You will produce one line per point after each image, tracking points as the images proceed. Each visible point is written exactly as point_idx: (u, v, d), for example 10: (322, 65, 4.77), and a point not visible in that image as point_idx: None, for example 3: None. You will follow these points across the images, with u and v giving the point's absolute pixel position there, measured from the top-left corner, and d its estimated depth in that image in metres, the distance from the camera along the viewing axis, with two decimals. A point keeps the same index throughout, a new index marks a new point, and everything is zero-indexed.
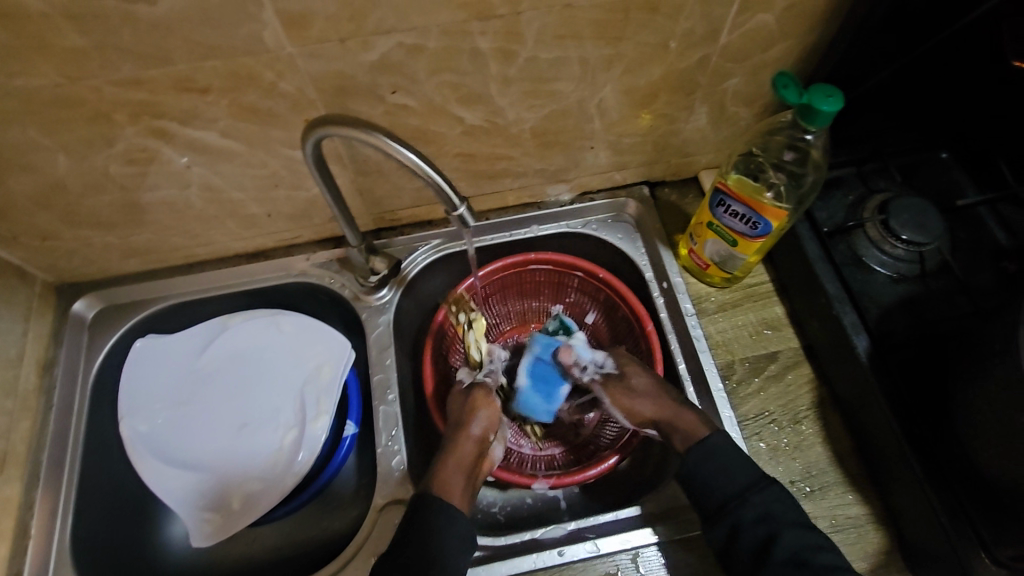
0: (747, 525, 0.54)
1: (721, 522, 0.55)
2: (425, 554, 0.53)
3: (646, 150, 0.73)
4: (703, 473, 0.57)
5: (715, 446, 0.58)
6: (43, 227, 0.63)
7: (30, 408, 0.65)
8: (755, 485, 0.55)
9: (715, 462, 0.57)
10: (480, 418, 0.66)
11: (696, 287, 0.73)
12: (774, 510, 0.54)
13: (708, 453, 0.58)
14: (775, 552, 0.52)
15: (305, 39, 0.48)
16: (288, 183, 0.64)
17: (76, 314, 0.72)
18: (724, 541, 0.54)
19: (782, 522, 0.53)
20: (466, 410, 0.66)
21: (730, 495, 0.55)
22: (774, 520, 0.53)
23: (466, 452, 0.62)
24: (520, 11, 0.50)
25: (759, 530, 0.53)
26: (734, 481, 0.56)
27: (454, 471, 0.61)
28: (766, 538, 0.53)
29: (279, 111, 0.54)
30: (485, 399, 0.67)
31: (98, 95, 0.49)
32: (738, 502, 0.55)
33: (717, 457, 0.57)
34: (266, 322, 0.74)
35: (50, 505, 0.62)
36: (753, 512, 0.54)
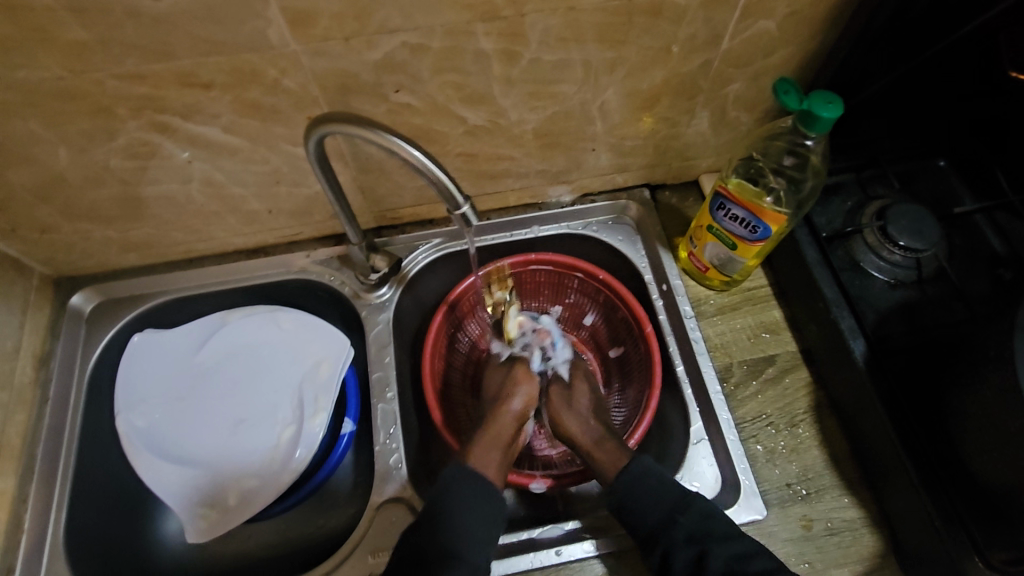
0: (679, 547, 0.55)
1: (656, 546, 0.55)
2: (440, 536, 0.55)
3: (647, 153, 0.73)
4: (632, 497, 0.58)
5: (637, 472, 0.59)
6: (42, 220, 0.63)
7: (26, 401, 0.65)
8: (682, 505, 0.56)
9: (638, 488, 0.58)
10: (519, 397, 0.67)
11: (695, 290, 0.73)
12: (701, 530, 0.55)
13: (630, 480, 0.59)
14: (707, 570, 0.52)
15: (310, 37, 0.48)
16: (289, 179, 0.64)
17: (74, 307, 0.71)
18: (660, 565, 0.55)
19: (711, 540, 0.54)
20: (507, 385, 0.68)
21: (660, 519, 0.56)
22: (704, 538, 0.54)
23: (506, 429, 0.65)
24: (524, 13, 0.50)
25: (693, 549, 0.54)
26: (661, 502, 0.57)
27: (490, 445, 0.63)
28: (697, 559, 0.54)
29: (282, 108, 0.54)
30: (526, 376, 0.69)
31: (101, 89, 0.49)
32: (666, 525, 0.56)
33: (634, 484, 0.58)
34: (266, 318, 0.74)
35: (44, 499, 0.62)
36: (684, 534, 0.55)
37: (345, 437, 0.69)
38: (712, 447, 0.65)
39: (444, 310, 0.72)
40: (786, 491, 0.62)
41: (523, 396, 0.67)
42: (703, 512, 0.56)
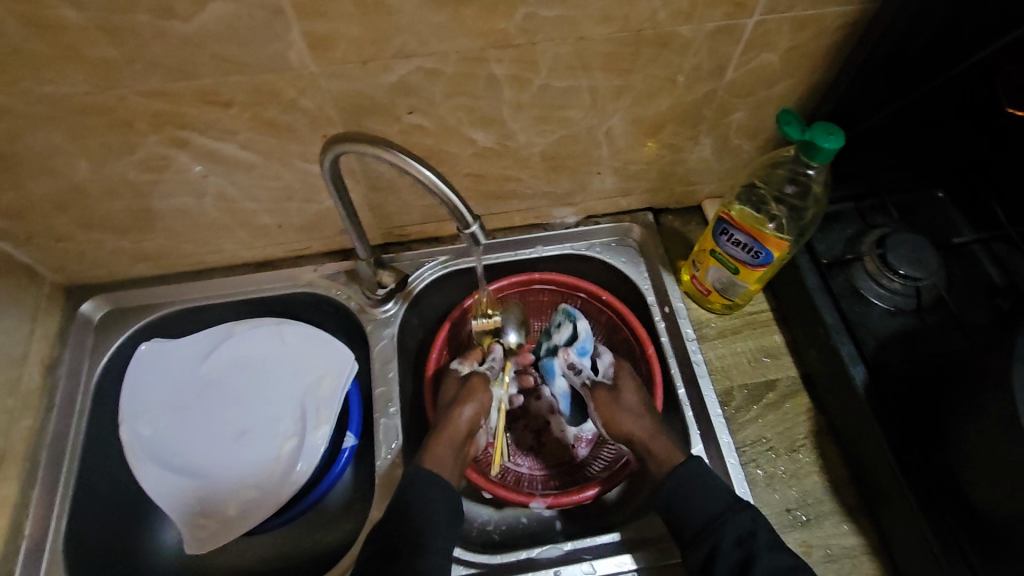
0: (728, 547, 0.55)
1: (703, 545, 0.56)
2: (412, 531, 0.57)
3: (651, 177, 0.75)
4: (680, 498, 0.58)
5: (690, 471, 0.60)
6: (57, 229, 0.64)
7: (31, 408, 0.65)
8: (734, 506, 0.57)
9: (690, 487, 0.59)
10: (472, 406, 0.67)
11: (697, 313, 0.74)
12: (750, 532, 0.55)
13: (678, 481, 0.59)
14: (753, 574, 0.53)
15: (329, 60, 0.50)
16: (301, 195, 0.65)
17: (83, 315, 0.72)
18: (702, 566, 0.56)
19: (759, 546, 0.54)
20: (462, 393, 0.68)
21: (710, 519, 0.57)
22: (750, 541, 0.55)
23: (456, 431, 0.65)
24: (536, 41, 0.52)
25: (740, 552, 0.55)
26: (715, 500, 0.58)
27: (444, 448, 0.64)
28: (743, 559, 0.54)
29: (298, 127, 0.56)
30: (479, 386, 0.69)
31: (125, 104, 0.51)
32: (715, 524, 0.56)
33: (687, 482, 0.59)
34: (271, 330, 0.75)
35: (46, 505, 0.62)
36: (732, 536, 0.55)
37: (346, 451, 0.69)
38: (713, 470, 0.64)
39: (449, 324, 0.74)
40: (785, 516, 0.62)
41: (477, 405, 0.67)
42: (754, 514, 0.57)
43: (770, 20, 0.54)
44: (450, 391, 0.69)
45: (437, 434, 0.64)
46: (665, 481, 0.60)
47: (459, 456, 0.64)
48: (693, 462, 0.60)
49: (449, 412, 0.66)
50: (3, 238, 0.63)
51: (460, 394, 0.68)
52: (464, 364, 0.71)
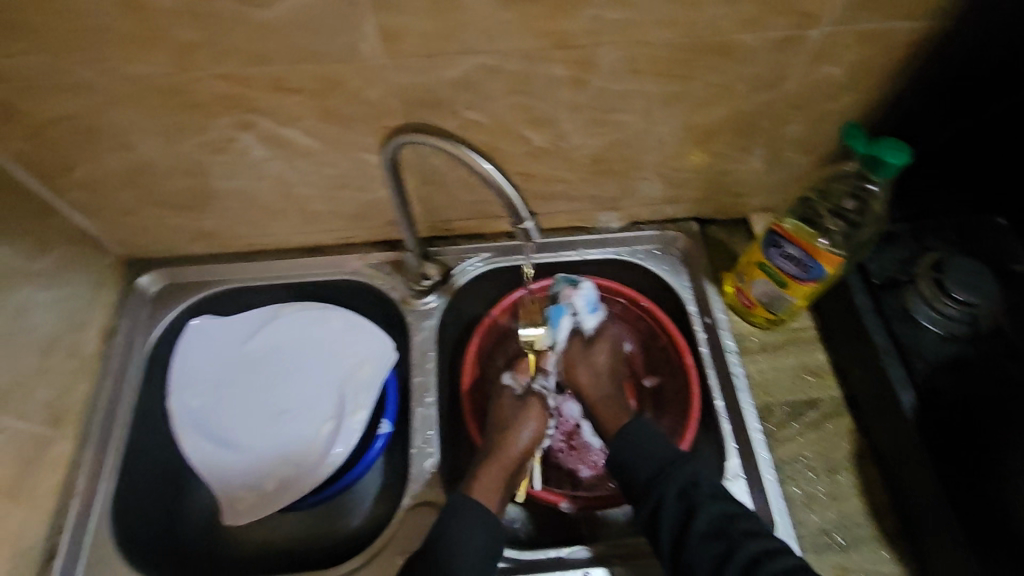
0: (670, 500, 0.56)
1: (648, 498, 0.57)
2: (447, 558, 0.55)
3: (700, 186, 0.74)
4: (629, 456, 0.60)
5: (640, 428, 0.62)
6: (125, 203, 0.67)
7: (88, 371, 0.68)
8: (680, 459, 0.58)
9: (636, 445, 0.60)
10: (529, 428, 0.66)
11: (739, 325, 0.73)
12: (692, 485, 0.56)
13: (622, 441, 0.61)
14: (696, 526, 0.54)
15: (396, 53, 0.51)
16: (354, 184, 0.67)
17: (141, 287, 0.76)
18: (649, 520, 0.56)
19: (700, 498, 0.55)
20: (519, 416, 0.68)
21: (653, 473, 0.58)
22: (693, 495, 0.56)
23: (512, 454, 0.64)
24: (598, 43, 0.52)
25: (683, 503, 0.55)
26: (655, 456, 0.59)
27: (494, 473, 0.63)
28: (687, 512, 0.55)
29: (360, 116, 0.57)
30: (537, 409, 0.69)
31: (200, 86, 0.53)
32: (660, 478, 0.57)
33: (631, 440, 0.61)
34: (316, 315, 0.77)
35: (98, 465, 0.64)
36: (676, 488, 0.56)
37: (381, 437, 0.70)
38: (749, 485, 0.63)
39: (486, 324, 0.74)
40: (823, 539, 0.60)
41: (535, 428, 0.67)
42: (697, 468, 0.58)
43: (837, 33, 0.54)
44: (503, 414, 0.68)
45: (495, 456, 0.64)
46: (611, 445, 0.62)
47: (513, 481, 0.64)
48: (638, 421, 0.62)
49: (505, 436, 0.66)
50: (75, 208, 0.67)
51: (517, 415, 0.68)
52: (516, 380, 0.72)
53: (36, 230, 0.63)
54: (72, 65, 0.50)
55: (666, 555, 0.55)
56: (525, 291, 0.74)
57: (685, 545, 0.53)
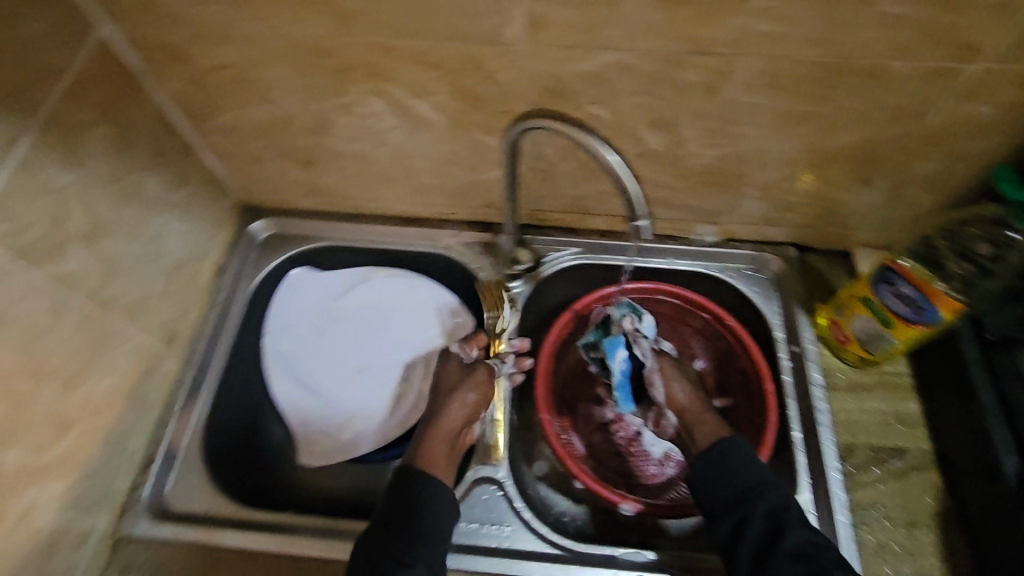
0: (756, 519, 0.56)
1: (733, 514, 0.58)
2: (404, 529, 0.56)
3: (806, 212, 0.72)
4: (711, 472, 0.61)
5: (733, 446, 0.62)
6: (255, 152, 0.72)
7: (199, 302, 0.74)
8: (770, 485, 0.58)
9: (721, 462, 0.61)
10: (465, 397, 0.67)
11: (827, 359, 0.71)
12: (780, 508, 0.57)
13: (709, 460, 0.62)
14: (783, 544, 0.54)
15: (539, 40, 0.53)
16: (466, 163, 0.69)
17: (252, 232, 0.81)
18: (730, 535, 0.57)
19: (789, 521, 0.56)
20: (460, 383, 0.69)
21: (742, 492, 0.58)
22: (782, 516, 0.56)
23: (445, 428, 0.65)
24: (739, 53, 0.52)
25: (769, 524, 0.56)
26: (743, 477, 0.59)
27: (437, 442, 0.64)
28: (772, 531, 0.55)
29: (488, 97, 0.60)
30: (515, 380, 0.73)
31: (350, 52, 0.57)
32: (745, 496, 0.58)
33: (721, 460, 0.61)
34: (405, 283, 0.80)
35: (196, 386, 0.70)
36: (764, 508, 0.57)
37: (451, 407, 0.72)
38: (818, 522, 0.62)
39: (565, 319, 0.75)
40: None
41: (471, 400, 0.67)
42: (787, 496, 0.58)
43: (996, 71, 0.51)
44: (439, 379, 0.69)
45: (434, 428, 0.65)
46: (697, 462, 0.62)
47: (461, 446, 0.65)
48: (731, 441, 0.62)
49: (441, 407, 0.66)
50: (212, 150, 0.72)
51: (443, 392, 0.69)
52: (464, 350, 0.75)
53: (177, 165, 0.68)
54: (243, 19, 0.55)
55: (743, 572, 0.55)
56: (617, 290, 0.76)
57: (768, 561, 0.54)
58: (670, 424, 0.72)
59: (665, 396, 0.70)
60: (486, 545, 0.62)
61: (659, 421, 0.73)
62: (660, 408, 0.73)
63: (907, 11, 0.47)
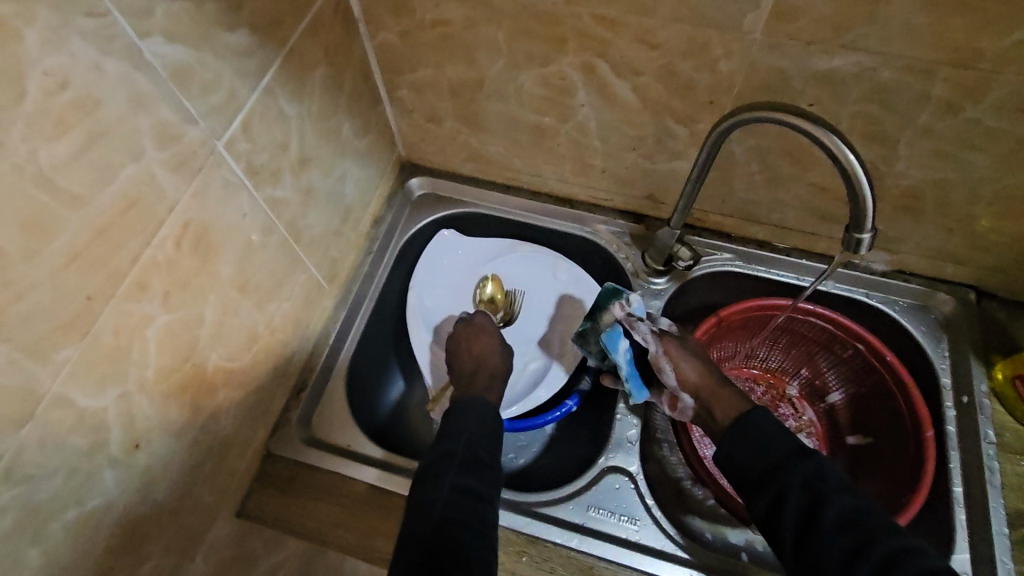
0: (794, 490, 0.52)
1: (769, 489, 0.53)
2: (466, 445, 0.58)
3: (1001, 255, 0.67)
4: (737, 447, 0.56)
5: (757, 417, 0.57)
6: (436, 111, 0.74)
7: (357, 247, 0.77)
8: (799, 453, 0.54)
9: (749, 435, 0.56)
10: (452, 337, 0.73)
11: (999, 416, 0.65)
12: (816, 477, 0.52)
13: (736, 435, 0.56)
14: (826, 517, 0.50)
15: (778, 33, 0.51)
16: (645, 150, 0.69)
17: (409, 188, 0.84)
18: (768, 512, 0.53)
19: (827, 490, 0.51)
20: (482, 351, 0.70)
21: (773, 464, 0.54)
22: (821, 487, 0.51)
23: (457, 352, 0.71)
24: (1001, 72, 0.48)
25: (809, 495, 0.51)
26: (771, 446, 0.55)
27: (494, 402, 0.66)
28: (812, 503, 0.51)
29: (698, 86, 0.58)
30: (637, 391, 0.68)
31: (571, 22, 0.57)
32: (782, 467, 0.53)
33: (748, 434, 0.56)
34: (548, 261, 0.80)
35: (346, 326, 0.73)
36: (801, 478, 0.52)
37: (580, 392, 0.71)
38: None
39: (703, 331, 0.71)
40: None
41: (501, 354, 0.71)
42: (818, 461, 0.53)
43: None
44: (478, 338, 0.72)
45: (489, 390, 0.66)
46: (722, 441, 0.57)
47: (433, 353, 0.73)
48: (753, 414, 0.57)
49: (469, 348, 0.71)
50: (395, 104, 0.75)
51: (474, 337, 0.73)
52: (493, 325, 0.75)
53: (365, 113, 0.71)
54: None
55: (789, 547, 0.51)
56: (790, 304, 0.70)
57: (814, 534, 0.50)
58: (686, 404, 0.64)
59: (676, 376, 0.64)
60: (612, 533, 0.62)
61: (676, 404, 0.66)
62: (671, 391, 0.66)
63: None
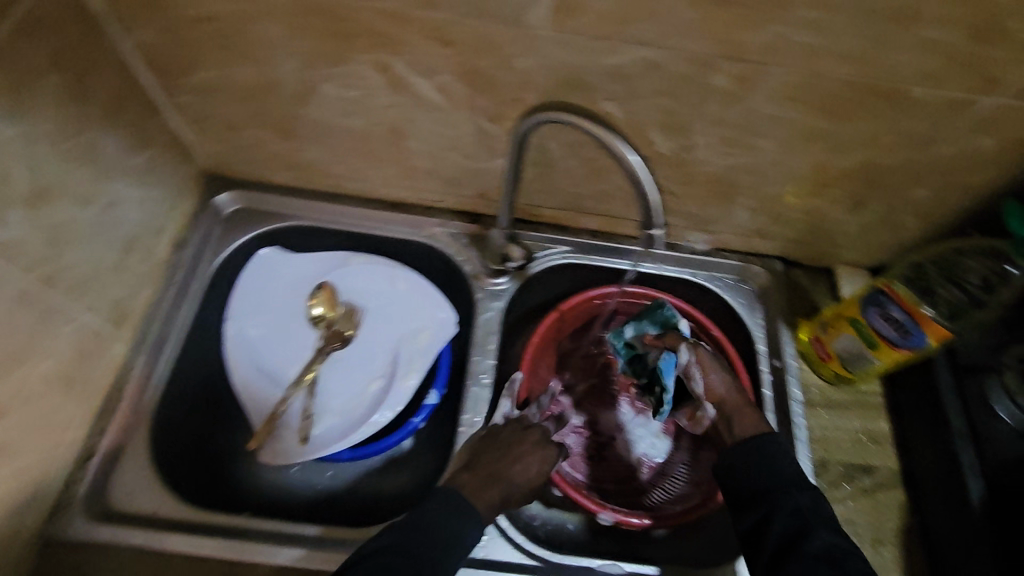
0: (783, 514, 0.55)
1: (758, 509, 0.56)
2: (414, 531, 0.53)
3: (799, 228, 0.72)
4: (739, 467, 0.59)
5: (771, 445, 0.59)
6: (230, 118, 0.65)
7: (154, 279, 0.67)
8: (798, 484, 0.56)
9: (755, 460, 0.58)
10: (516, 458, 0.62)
11: (806, 376, 0.72)
12: (809, 509, 0.55)
13: (746, 452, 0.59)
14: (806, 546, 0.52)
15: (564, 27, 0.49)
16: (465, 149, 0.65)
17: (217, 204, 0.74)
18: (752, 530, 0.56)
19: (815, 520, 0.54)
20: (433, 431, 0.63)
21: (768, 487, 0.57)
22: (809, 516, 0.54)
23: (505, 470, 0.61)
24: (769, 64, 0.50)
25: (794, 521, 0.54)
26: (782, 474, 0.57)
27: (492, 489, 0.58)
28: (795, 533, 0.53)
29: (501, 83, 0.55)
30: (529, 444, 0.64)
31: (352, 18, 0.51)
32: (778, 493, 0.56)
33: (751, 452, 0.59)
34: (384, 272, 0.75)
35: (146, 373, 0.63)
36: (793, 505, 0.55)
37: (427, 408, 0.69)
38: None
39: (532, 345, 0.69)
40: None
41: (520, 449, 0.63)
42: (815, 496, 0.56)
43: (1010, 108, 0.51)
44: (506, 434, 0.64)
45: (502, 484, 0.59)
46: (733, 452, 0.60)
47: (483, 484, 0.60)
48: (767, 437, 0.60)
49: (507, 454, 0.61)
50: (177, 111, 0.64)
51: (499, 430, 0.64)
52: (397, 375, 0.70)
53: (138, 125, 0.61)
54: None
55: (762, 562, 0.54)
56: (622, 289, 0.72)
57: (790, 555, 0.53)
58: (707, 414, 0.66)
59: (705, 388, 0.65)
60: None
61: (693, 415, 0.68)
62: (695, 402, 0.67)
63: (942, 38, 0.46)
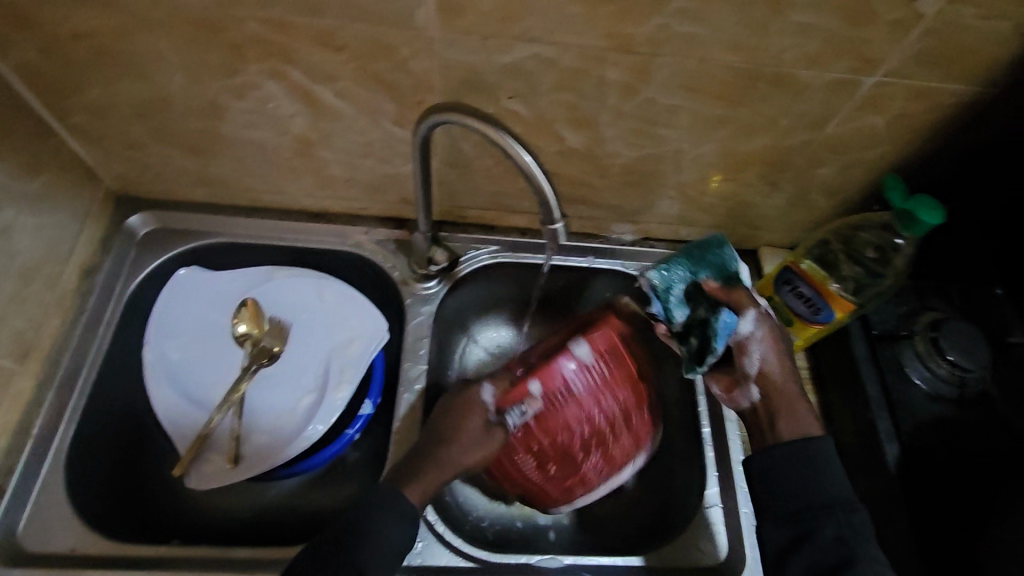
0: (823, 538, 0.50)
1: (792, 526, 0.51)
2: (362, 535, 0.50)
3: (719, 213, 0.73)
4: (783, 474, 0.53)
5: (825, 457, 0.53)
6: (131, 136, 0.63)
7: (63, 307, 0.64)
8: (845, 504, 0.51)
9: (797, 469, 0.53)
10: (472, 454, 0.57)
11: None
12: (852, 533, 0.50)
13: (791, 457, 0.54)
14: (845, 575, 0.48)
15: (453, 28, 0.49)
16: (378, 155, 0.64)
17: (130, 227, 0.72)
18: (781, 547, 0.51)
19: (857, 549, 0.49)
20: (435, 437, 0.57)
21: (817, 504, 0.51)
22: (851, 540, 0.49)
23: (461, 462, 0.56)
24: (657, 54, 0.51)
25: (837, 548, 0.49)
26: (819, 488, 0.52)
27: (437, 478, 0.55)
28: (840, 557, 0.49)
29: (400, 86, 0.55)
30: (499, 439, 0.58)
31: (239, 26, 0.50)
32: (819, 511, 0.51)
33: (798, 460, 0.53)
34: (311, 284, 0.74)
35: (60, 404, 0.61)
36: (834, 530, 0.50)
37: (363, 417, 0.67)
38: (725, 514, 0.65)
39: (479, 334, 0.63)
40: None
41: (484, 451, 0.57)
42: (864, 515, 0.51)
43: (890, 84, 0.53)
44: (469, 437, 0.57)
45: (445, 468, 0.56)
46: (774, 452, 0.54)
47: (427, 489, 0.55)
48: (821, 441, 0.54)
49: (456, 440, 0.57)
50: (75, 132, 0.62)
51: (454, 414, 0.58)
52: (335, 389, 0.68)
53: (31, 148, 0.58)
54: None
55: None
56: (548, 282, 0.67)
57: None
58: (747, 396, 0.59)
59: (758, 367, 0.58)
60: None
61: (733, 393, 0.60)
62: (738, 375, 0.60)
63: (815, 21, 0.48)
